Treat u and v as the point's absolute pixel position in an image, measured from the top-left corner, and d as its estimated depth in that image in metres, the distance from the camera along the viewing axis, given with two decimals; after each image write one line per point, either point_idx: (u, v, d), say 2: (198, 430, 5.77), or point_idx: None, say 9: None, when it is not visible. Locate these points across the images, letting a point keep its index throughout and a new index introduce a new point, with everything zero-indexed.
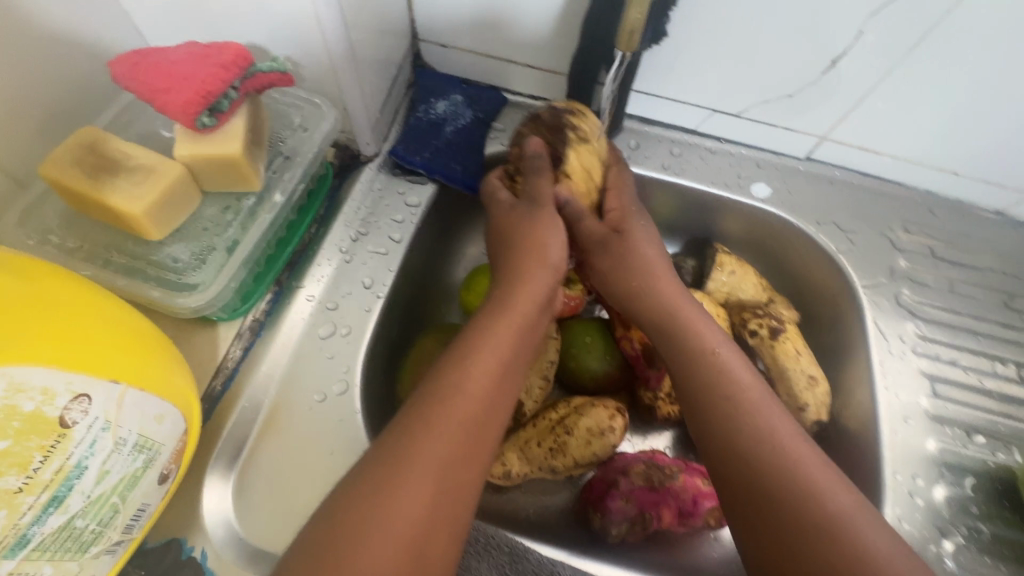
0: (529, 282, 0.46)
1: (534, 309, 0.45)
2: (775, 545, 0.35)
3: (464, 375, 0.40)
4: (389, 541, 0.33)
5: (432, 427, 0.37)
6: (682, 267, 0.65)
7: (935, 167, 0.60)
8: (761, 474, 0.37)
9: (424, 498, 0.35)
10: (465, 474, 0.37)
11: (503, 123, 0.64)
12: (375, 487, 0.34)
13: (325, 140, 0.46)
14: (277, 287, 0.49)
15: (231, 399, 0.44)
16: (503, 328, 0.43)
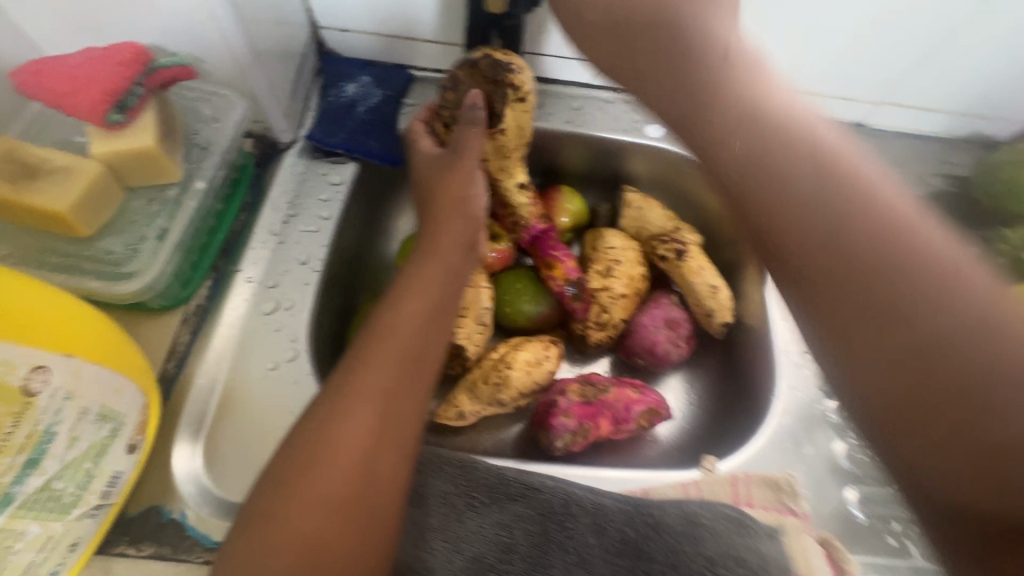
0: (448, 230, 0.51)
1: (456, 252, 0.50)
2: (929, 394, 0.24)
3: (397, 315, 0.43)
4: (339, 462, 0.37)
5: (369, 364, 0.41)
6: (599, 211, 0.73)
7: (800, 90, 0.68)
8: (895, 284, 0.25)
9: (368, 424, 0.38)
10: (405, 404, 0.41)
11: (414, 98, 0.68)
12: (324, 421, 0.38)
13: (238, 129, 0.49)
14: (216, 273, 0.52)
15: (187, 379, 0.48)
16: (431, 271, 0.47)
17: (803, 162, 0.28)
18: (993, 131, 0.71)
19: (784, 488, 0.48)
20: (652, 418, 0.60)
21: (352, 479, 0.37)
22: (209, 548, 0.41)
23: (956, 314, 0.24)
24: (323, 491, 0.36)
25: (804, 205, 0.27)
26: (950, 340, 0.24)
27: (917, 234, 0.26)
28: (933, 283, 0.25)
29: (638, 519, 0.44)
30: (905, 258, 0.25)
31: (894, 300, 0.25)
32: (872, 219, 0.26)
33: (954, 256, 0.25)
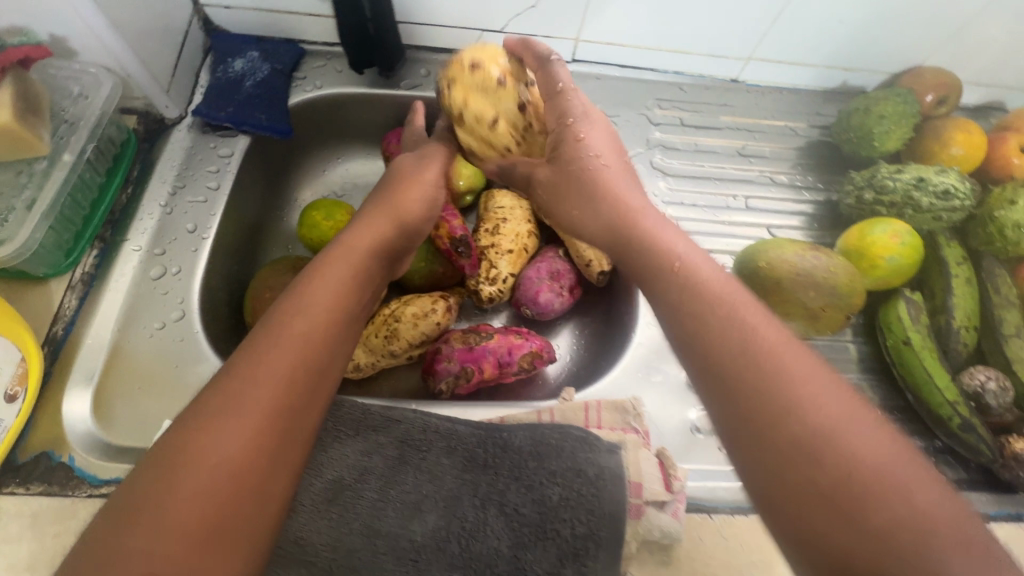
0: (377, 224, 0.49)
1: (391, 239, 0.49)
2: (804, 496, 0.29)
3: (307, 304, 0.39)
4: (214, 465, 0.31)
5: (269, 354, 0.36)
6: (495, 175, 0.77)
7: (672, 50, 0.73)
8: (820, 463, 0.29)
9: (250, 428, 0.33)
10: (303, 411, 0.36)
11: (304, 72, 0.71)
12: (200, 420, 0.32)
13: (107, 104, 0.52)
14: (103, 243, 0.56)
15: (75, 339, 0.51)
16: (346, 256, 0.44)
17: (750, 371, 0.33)
18: (855, 82, 0.77)
19: (629, 410, 0.53)
20: (536, 361, 0.64)
21: (227, 489, 0.31)
22: (95, 485, 0.45)
23: (781, 379, 0.32)
24: (196, 487, 0.30)
25: (698, 323, 0.36)
26: (791, 420, 0.30)
27: (763, 331, 0.34)
28: (772, 366, 0.32)
29: (488, 441, 0.49)
30: (734, 337, 0.34)
31: (755, 387, 0.32)
32: (730, 328, 0.34)
33: (766, 334, 0.34)
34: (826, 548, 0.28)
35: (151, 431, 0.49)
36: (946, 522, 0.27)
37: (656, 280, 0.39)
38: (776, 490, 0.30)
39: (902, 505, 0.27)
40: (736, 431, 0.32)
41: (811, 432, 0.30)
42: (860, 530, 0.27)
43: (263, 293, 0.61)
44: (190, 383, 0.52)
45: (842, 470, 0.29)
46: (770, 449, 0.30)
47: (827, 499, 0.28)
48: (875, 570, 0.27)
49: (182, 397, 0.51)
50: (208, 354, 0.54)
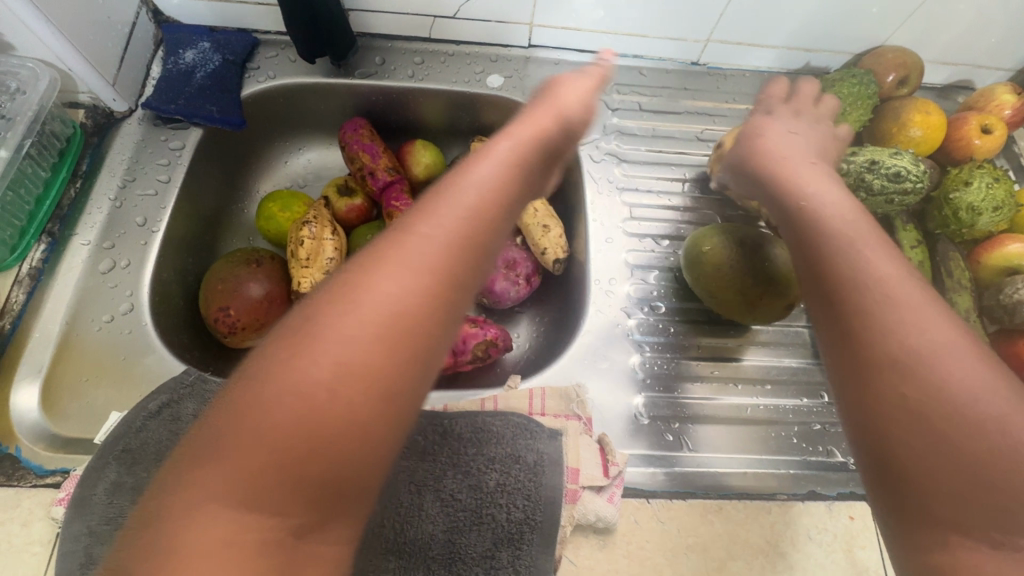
0: (546, 124, 0.43)
1: (551, 130, 0.43)
2: (916, 459, 0.31)
3: (466, 179, 0.36)
4: (324, 369, 0.28)
5: (402, 240, 0.32)
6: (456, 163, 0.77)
7: (628, 34, 0.72)
8: (932, 421, 0.31)
9: (391, 311, 0.29)
10: (435, 303, 0.31)
11: (257, 62, 0.71)
12: (355, 278, 0.30)
13: (44, 98, 0.52)
14: (51, 238, 0.56)
15: (23, 333, 0.52)
16: (499, 149, 0.39)
17: (899, 325, 0.34)
18: (817, 63, 0.76)
19: (573, 397, 0.54)
20: (490, 349, 0.66)
21: (343, 384, 0.28)
22: (40, 475, 0.46)
23: (909, 324, 0.34)
24: (302, 388, 0.27)
25: (823, 278, 0.39)
26: (896, 357, 0.33)
27: (892, 286, 0.36)
28: (890, 310, 0.35)
29: (430, 427, 0.50)
30: (862, 282, 0.36)
31: (878, 333, 0.34)
32: (859, 275, 0.37)
33: (890, 277, 0.36)
34: (931, 482, 0.31)
35: (99, 423, 0.50)
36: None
37: (836, 243, 0.40)
38: (885, 421, 0.33)
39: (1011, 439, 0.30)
40: (847, 372, 0.35)
41: (924, 369, 0.32)
42: (970, 462, 0.30)
43: (215, 284, 0.61)
44: (137, 375, 0.53)
45: (969, 407, 0.31)
46: (892, 384, 0.33)
47: (944, 427, 0.31)
48: (979, 496, 0.30)
49: (130, 389, 0.52)
50: (157, 346, 0.54)
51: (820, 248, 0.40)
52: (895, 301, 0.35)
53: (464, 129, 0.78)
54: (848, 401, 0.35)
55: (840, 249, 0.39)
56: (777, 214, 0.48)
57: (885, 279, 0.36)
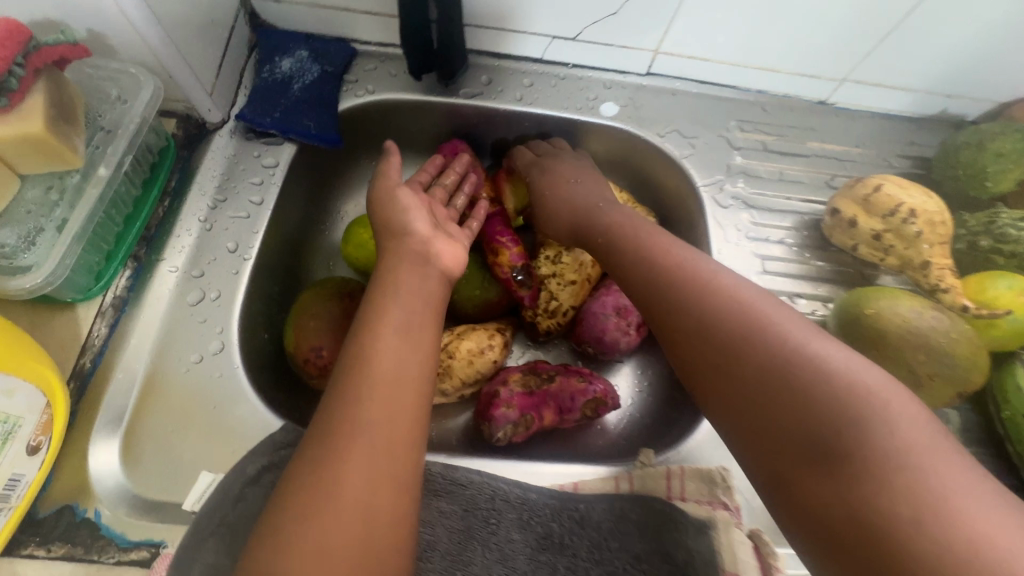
0: (401, 260, 0.49)
1: (425, 277, 0.48)
2: (812, 475, 0.32)
3: (375, 346, 0.42)
4: (339, 522, 0.35)
5: (357, 398, 0.39)
6: None
7: (759, 67, 0.66)
8: (824, 434, 0.32)
9: (366, 469, 0.36)
10: (399, 423, 0.39)
11: (355, 75, 0.65)
12: (322, 470, 0.36)
13: (148, 110, 0.46)
14: (136, 263, 0.50)
15: (104, 373, 0.46)
16: (389, 301, 0.45)
17: (747, 351, 0.37)
18: (956, 110, 0.69)
19: (717, 481, 0.46)
20: (598, 408, 0.59)
21: (358, 534, 0.35)
22: (124, 548, 0.40)
23: (742, 340, 0.38)
24: (322, 547, 0.34)
25: (681, 293, 0.43)
26: (762, 365, 0.36)
27: (771, 319, 0.38)
28: (749, 323, 0.38)
29: (564, 513, 0.44)
30: (697, 318, 0.40)
31: (728, 347, 0.38)
32: (716, 298, 0.40)
33: (756, 300, 0.40)
34: (811, 491, 0.32)
35: (185, 484, 0.44)
36: (919, 454, 0.30)
37: (688, 287, 0.42)
38: (751, 429, 0.36)
39: (847, 434, 0.32)
40: (710, 386, 0.39)
41: (782, 374, 0.35)
42: (831, 470, 0.32)
43: (305, 320, 0.55)
44: (227, 427, 0.46)
45: (843, 404, 0.32)
46: (748, 387, 0.36)
47: (796, 430, 0.34)
48: (849, 507, 0.30)
49: (220, 444, 0.46)
50: (248, 394, 0.48)
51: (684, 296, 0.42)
52: (768, 328, 0.37)
53: None
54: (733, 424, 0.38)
55: (715, 280, 0.42)
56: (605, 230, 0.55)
57: (754, 304, 0.39)
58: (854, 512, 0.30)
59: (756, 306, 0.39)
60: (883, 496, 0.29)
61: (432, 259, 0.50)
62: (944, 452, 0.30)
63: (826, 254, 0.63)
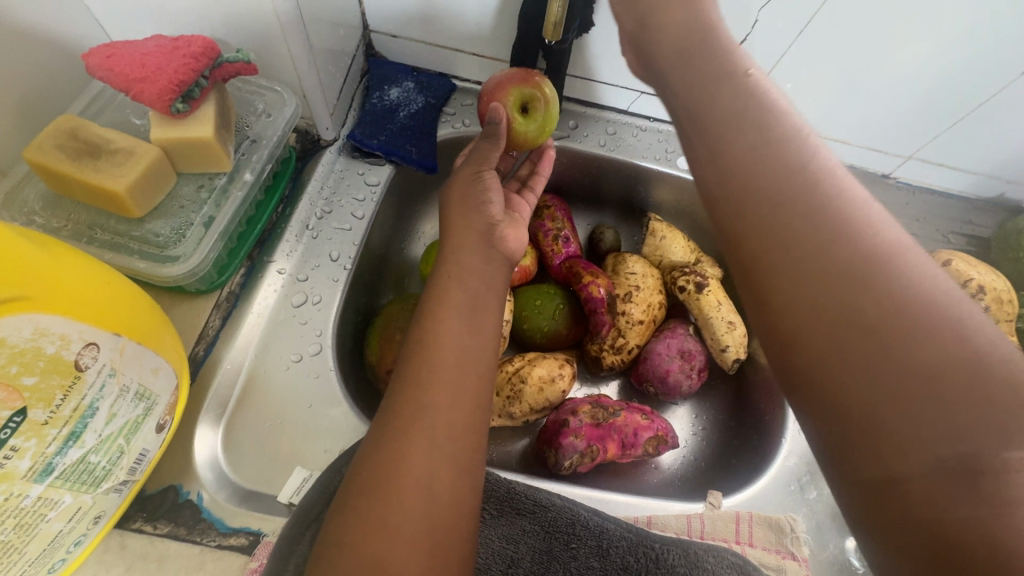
0: (464, 240, 0.49)
1: (482, 263, 0.48)
2: (859, 387, 0.27)
3: (439, 326, 0.43)
4: (411, 498, 0.36)
5: (422, 376, 0.40)
6: (603, 234, 0.73)
7: (831, 138, 0.70)
8: (891, 334, 0.27)
9: (432, 445, 0.38)
10: (460, 404, 0.40)
11: (453, 108, 0.69)
12: (396, 447, 0.37)
13: (288, 125, 0.50)
14: (249, 262, 0.54)
15: (215, 363, 0.48)
16: (450, 284, 0.45)
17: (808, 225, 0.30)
18: (1014, 197, 0.73)
19: (786, 530, 0.49)
20: (659, 446, 0.60)
21: (430, 509, 0.36)
22: (224, 533, 0.42)
23: (760, 127, 0.33)
24: (400, 523, 0.35)
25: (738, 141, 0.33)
26: (823, 249, 0.29)
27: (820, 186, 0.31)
28: (797, 189, 0.31)
29: (641, 549, 0.44)
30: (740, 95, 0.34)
31: (783, 209, 0.30)
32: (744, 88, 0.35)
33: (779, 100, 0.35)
34: (804, 292, 0.29)
35: (281, 477, 0.46)
36: (903, 262, 0.28)
37: (719, 81, 0.36)
38: (739, 214, 0.32)
39: (847, 233, 0.29)
40: (754, 254, 0.31)
41: (799, 169, 0.31)
42: (891, 325, 0.27)
43: (391, 333, 0.56)
44: (319, 425, 0.49)
45: (850, 209, 0.29)
46: (805, 264, 0.29)
47: (790, 221, 0.30)
48: (849, 311, 0.28)
49: (312, 441, 0.48)
50: (341, 397, 0.50)
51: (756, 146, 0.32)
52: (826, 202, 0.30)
53: (633, 203, 0.77)
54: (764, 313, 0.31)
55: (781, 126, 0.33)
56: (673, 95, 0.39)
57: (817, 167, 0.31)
58: (850, 291, 0.28)
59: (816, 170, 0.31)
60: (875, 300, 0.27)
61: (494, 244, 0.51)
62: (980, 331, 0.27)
63: None
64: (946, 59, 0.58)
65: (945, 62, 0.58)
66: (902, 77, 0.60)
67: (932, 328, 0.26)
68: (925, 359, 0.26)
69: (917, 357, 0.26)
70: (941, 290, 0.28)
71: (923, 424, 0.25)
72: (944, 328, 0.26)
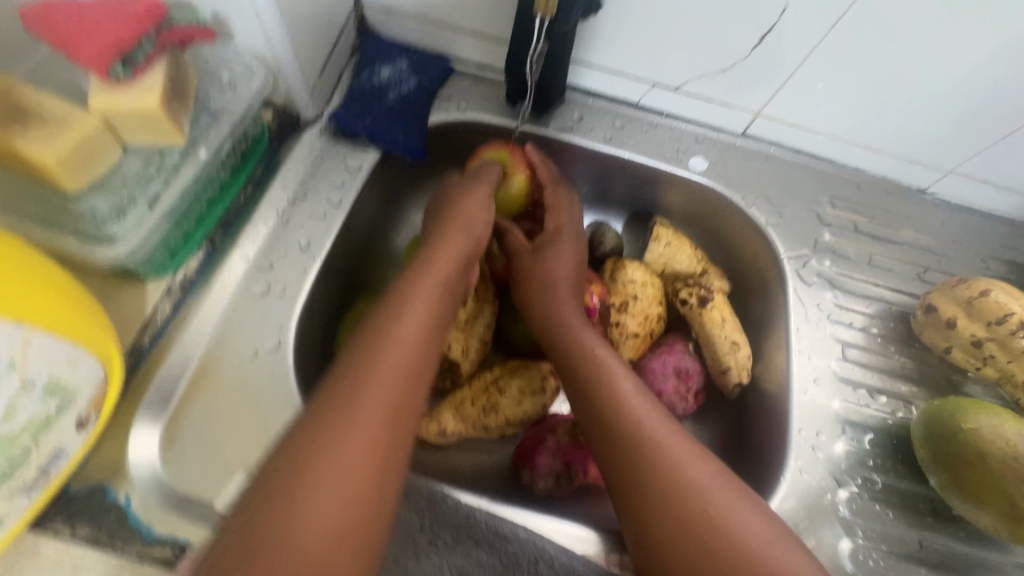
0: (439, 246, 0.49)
1: (451, 271, 0.48)
2: (677, 542, 0.38)
3: (397, 327, 0.42)
4: (336, 490, 0.34)
5: (373, 370, 0.39)
6: (605, 235, 0.67)
7: (861, 145, 0.63)
8: (700, 544, 0.37)
9: (369, 441, 0.36)
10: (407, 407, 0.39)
11: (449, 92, 0.64)
12: (323, 433, 0.36)
13: (253, 99, 0.46)
14: (211, 246, 0.49)
15: (162, 352, 0.45)
16: (415, 286, 0.46)
17: (653, 483, 0.40)
18: None
19: None
20: None
21: (352, 506, 0.34)
22: (148, 543, 0.38)
23: (588, 360, 0.47)
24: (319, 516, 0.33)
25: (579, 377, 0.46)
26: (661, 494, 0.39)
27: (651, 442, 0.41)
28: (631, 434, 0.42)
29: None
30: (541, 283, 0.52)
31: (632, 470, 0.41)
32: (605, 394, 0.44)
33: (562, 276, 0.52)
34: (656, 517, 0.39)
35: (221, 484, 0.42)
36: (720, 496, 0.39)
37: (553, 293, 0.51)
38: (657, 545, 0.39)
39: (709, 522, 0.38)
40: (619, 481, 0.41)
41: (639, 428, 0.42)
42: (673, 496, 0.39)
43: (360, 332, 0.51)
44: (268, 429, 0.45)
45: (673, 462, 0.40)
46: (656, 512, 0.39)
47: (685, 529, 0.38)
48: (693, 537, 0.38)
49: (259, 445, 0.44)
50: (296, 399, 0.46)
51: (578, 380, 0.46)
52: (660, 470, 0.40)
53: (639, 205, 0.71)
54: (632, 521, 0.40)
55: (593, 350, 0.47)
56: (531, 277, 0.53)
57: (643, 426, 0.42)
58: (680, 530, 0.38)
59: (648, 432, 0.42)
60: (721, 538, 0.37)
61: (471, 258, 0.50)
62: (743, 503, 0.39)
63: (911, 350, 0.58)
64: (1000, 64, 0.51)
65: (999, 65, 0.51)
66: (946, 83, 0.54)
67: (690, 466, 0.40)
68: (703, 501, 0.39)
69: (745, 563, 0.36)
70: (734, 502, 0.39)
71: (720, 559, 0.37)
72: (737, 522, 0.38)
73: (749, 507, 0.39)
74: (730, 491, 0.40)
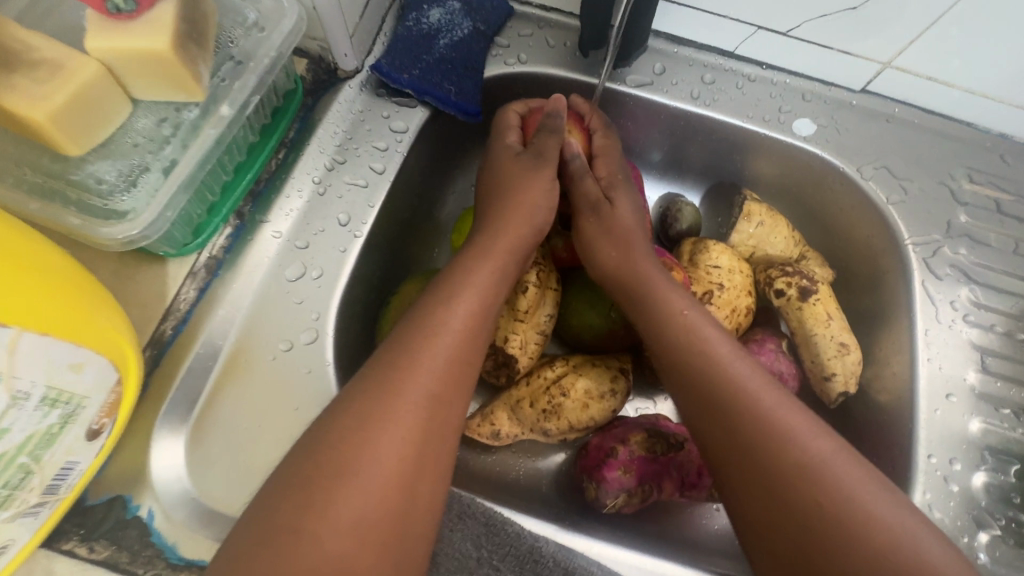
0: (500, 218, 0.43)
1: (516, 259, 0.41)
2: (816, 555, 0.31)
3: (447, 313, 0.36)
4: (384, 485, 0.30)
5: (422, 356, 0.34)
6: (681, 210, 0.57)
7: (1017, 105, 0.50)
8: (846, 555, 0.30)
9: (417, 429, 0.32)
10: (455, 396, 0.35)
11: (508, 39, 0.54)
12: (371, 418, 0.31)
13: (286, 43, 0.37)
14: (239, 220, 0.43)
15: (186, 343, 0.40)
16: (475, 267, 0.39)
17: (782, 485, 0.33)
18: None
19: None
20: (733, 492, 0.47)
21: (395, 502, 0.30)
22: (174, 565, 0.34)
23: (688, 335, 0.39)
24: (353, 521, 0.29)
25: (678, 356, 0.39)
26: (793, 497, 0.32)
27: (775, 432, 0.34)
28: (747, 423, 0.35)
29: None
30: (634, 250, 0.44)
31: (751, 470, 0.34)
32: (716, 377, 0.37)
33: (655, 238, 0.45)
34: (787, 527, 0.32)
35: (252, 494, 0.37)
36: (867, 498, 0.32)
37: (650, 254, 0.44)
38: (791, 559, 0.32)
39: (865, 537, 0.31)
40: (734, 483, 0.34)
41: (759, 418, 0.35)
42: (808, 499, 0.32)
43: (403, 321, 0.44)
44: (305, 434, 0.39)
45: (805, 455, 0.33)
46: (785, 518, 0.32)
47: (840, 547, 0.31)
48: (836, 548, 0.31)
49: None
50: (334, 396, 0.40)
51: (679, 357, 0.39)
52: (793, 470, 0.33)
53: (723, 175, 0.60)
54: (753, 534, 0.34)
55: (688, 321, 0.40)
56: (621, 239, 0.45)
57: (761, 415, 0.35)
58: (818, 540, 0.31)
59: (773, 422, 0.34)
60: (873, 549, 0.30)
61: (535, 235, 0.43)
62: (901, 513, 0.32)
63: None
64: None
65: None
66: None
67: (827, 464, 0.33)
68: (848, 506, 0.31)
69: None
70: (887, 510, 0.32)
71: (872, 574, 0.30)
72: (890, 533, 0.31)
73: (909, 518, 0.32)
74: (886, 498, 0.32)
